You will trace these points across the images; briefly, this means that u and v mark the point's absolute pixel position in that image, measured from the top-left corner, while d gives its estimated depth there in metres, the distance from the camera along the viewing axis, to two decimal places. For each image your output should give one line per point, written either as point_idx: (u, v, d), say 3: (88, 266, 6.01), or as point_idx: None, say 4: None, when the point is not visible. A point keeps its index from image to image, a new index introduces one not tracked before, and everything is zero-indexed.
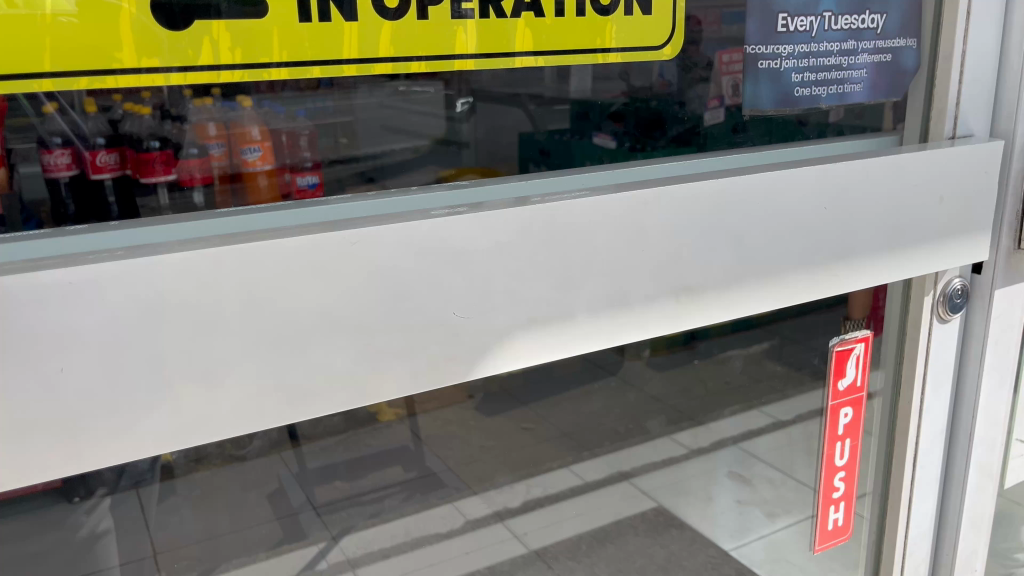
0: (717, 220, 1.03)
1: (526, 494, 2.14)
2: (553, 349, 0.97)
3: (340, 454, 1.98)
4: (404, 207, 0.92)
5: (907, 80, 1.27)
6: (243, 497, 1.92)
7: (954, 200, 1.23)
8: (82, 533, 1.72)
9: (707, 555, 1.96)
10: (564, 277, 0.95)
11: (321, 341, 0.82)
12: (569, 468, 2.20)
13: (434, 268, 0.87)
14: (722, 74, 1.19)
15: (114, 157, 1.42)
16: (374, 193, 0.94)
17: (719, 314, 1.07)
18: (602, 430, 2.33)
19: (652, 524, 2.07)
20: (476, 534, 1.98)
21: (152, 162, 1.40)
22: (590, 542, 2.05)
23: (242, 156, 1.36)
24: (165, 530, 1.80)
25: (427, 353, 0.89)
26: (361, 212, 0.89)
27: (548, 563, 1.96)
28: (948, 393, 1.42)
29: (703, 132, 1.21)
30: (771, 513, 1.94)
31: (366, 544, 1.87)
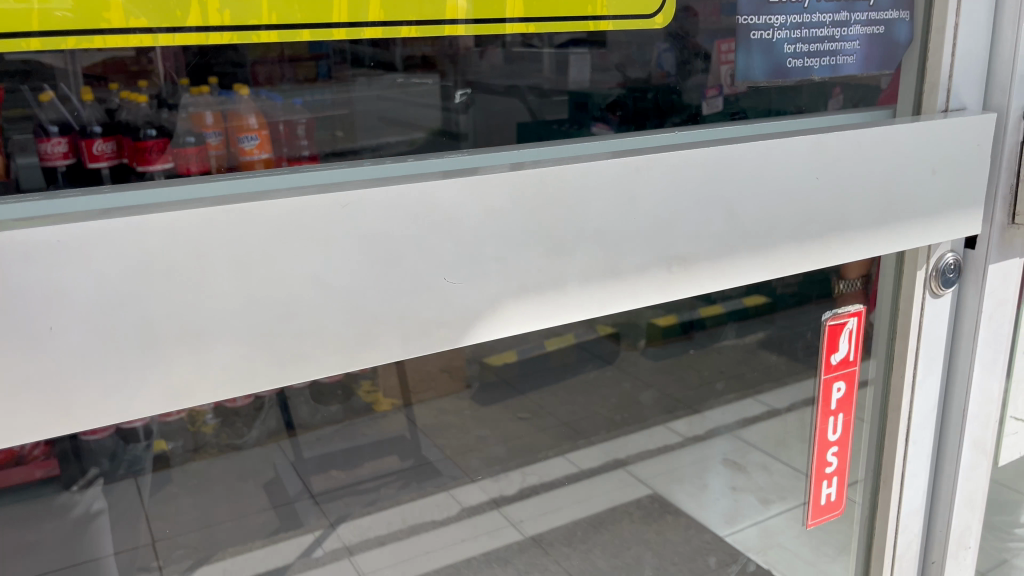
0: (709, 189, 1.03)
1: (523, 479, 2.20)
2: (544, 317, 0.97)
3: (338, 443, 2.06)
4: (396, 173, 0.92)
5: (899, 53, 1.27)
6: (241, 485, 2.06)
7: (947, 174, 1.23)
8: (77, 513, 1.94)
9: (702, 540, 1.97)
10: (556, 245, 0.95)
11: (312, 305, 0.82)
12: (564, 455, 2.27)
13: (425, 233, 0.86)
14: (722, 63, 1.19)
15: (111, 146, 1.40)
16: (367, 160, 0.94)
17: (711, 285, 1.07)
18: (597, 419, 2.38)
19: (647, 510, 2.15)
20: (472, 522, 2.05)
21: (150, 151, 1.36)
22: (586, 528, 2.12)
23: (241, 146, 1.34)
24: (161, 520, 1.94)
25: (418, 319, 0.88)
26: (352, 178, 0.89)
27: (544, 549, 2.04)
28: (940, 370, 1.41)
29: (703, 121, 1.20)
30: (766, 499, 1.91)
31: (363, 532, 1.96)
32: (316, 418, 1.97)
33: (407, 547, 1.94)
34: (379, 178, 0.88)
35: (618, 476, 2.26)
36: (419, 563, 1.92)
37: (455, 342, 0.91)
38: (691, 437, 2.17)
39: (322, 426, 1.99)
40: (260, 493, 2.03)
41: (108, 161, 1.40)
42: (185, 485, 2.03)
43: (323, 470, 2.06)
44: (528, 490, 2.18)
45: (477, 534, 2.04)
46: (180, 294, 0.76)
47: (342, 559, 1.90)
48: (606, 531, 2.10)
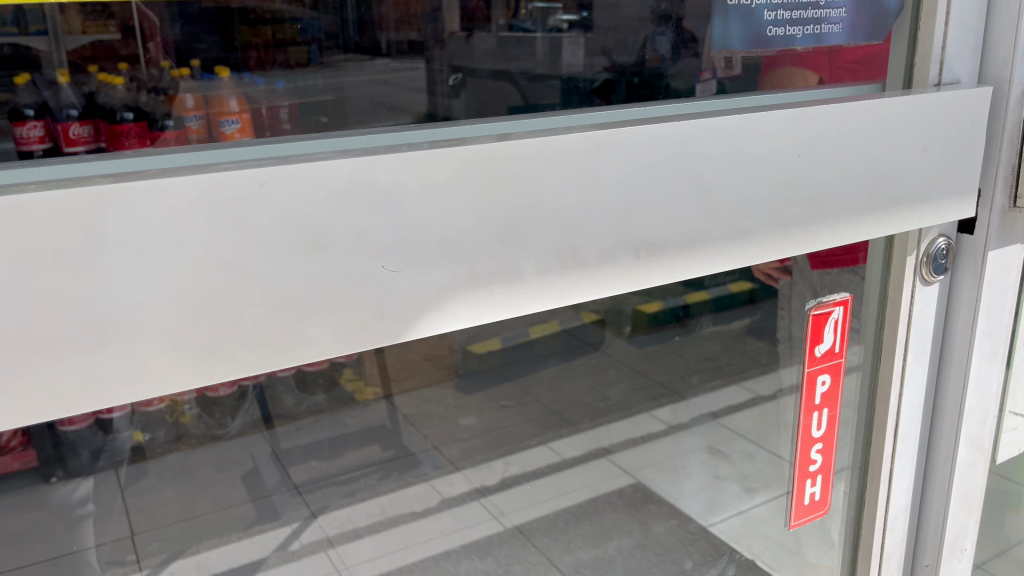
0: (679, 166, 0.94)
1: (504, 471, 2.16)
2: (498, 309, 0.88)
3: (321, 432, 2.23)
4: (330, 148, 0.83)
5: (889, 21, 1.18)
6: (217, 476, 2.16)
7: (941, 151, 1.14)
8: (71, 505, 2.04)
9: (685, 530, 1.88)
10: (508, 228, 0.85)
11: (228, 295, 0.73)
12: (548, 445, 2.25)
13: (358, 215, 0.77)
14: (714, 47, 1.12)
15: (87, 130, 1.97)
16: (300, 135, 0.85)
17: (683, 274, 0.99)
18: (581, 406, 2.37)
19: (630, 500, 2.06)
20: (453, 513, 2.02)
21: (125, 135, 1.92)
22: (568, 518, 2.02)
23: (221, 127, 1.96)
24: (142, 512, 2.06)
25: (351, 311, 0.79)
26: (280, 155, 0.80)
27: (526, 539, 1.94)
28: (932, 361, 1.34)
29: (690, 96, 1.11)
30: (750, 488, 1.85)
31: (342, 522, 1.99)
32: (301, 407, 2.23)
33: (391, 539, 1.95)
34: (309, 155, 0.79)
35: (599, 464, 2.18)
36: (404, 555, 1.91)
37: (395, 337, 0.82)
38: (674, 424, 2.12)
39: (305, 416, 2.23)
40: (238, 484, 2.11)
41: (82, 145, 1.98)
42: (161, 475, 2.15)
43: (306, 460, 2.19)
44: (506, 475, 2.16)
45: (459, 526, 1.99)
46: (72, 282, 0.66)
47: (322, 550, 1.94)
48: (588, 522, 2.00)
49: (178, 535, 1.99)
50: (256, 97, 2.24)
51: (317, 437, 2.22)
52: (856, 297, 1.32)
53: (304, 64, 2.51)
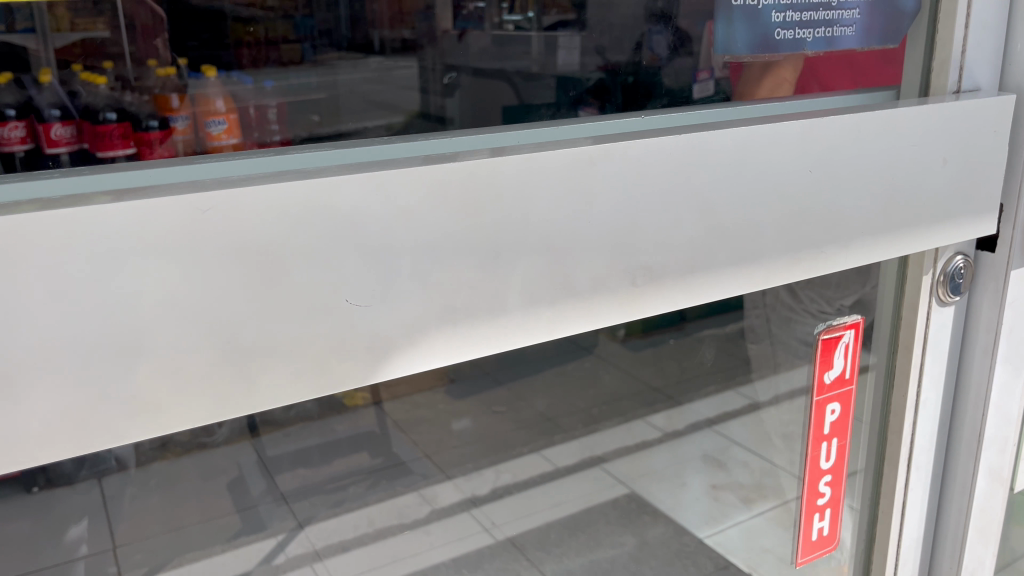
0: (680, 184, 0.85)
1: (495, 484, 1.96)
2: (481, 345, 0.78)
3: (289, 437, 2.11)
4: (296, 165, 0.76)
5: (905, 24, 1.09)
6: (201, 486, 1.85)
7: (962, 164, 1.05)
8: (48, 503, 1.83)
9: (680, 543, 1.68)
10: (491, 254, 0.76)
11: (167, 337, 0.64)
12: (540, 453, 2.06)
13: (318, 244, 0.68)
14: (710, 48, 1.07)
15: (68, 131, 1.73)
16: (265, 150, 0.78)
17: (685, 303, 0.90)
18: (575, 415, 2.20)
19: (624, 510, 1.82)
20: (442, 525, 1.82)
21: (110, 135, 1.67)
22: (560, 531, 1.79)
23: (208, 129, 1.87)
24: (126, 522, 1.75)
25: (312, 350, 0.70)
26: (231, 176, 0.70)
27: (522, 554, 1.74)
28: (948, 385, 1.26)
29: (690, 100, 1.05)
30: (749, 499, 1.64)
31: (327, 535, 1.75)
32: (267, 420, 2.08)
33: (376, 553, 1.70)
34: (264, 175, 0.69)
35: (592, 474, 1.96)
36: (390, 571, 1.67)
37: (363, 379, 0.73)
38: (670, 432, 1.92)
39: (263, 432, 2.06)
40: (224, 495, 1.81)
41: (64, 147, 1.73)
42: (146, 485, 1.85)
43: (292, 467, 1.88)
44: (496, 489, 1.95)
45: (450, 539, 1.79)
46: None
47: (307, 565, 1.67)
48: (584, 536, 1.78)
49: (162, 546, 1.71)
50: (246, 98, 2.13)
51: (306, 443, 1.89)
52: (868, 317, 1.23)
53: (298, 62, 2.52)
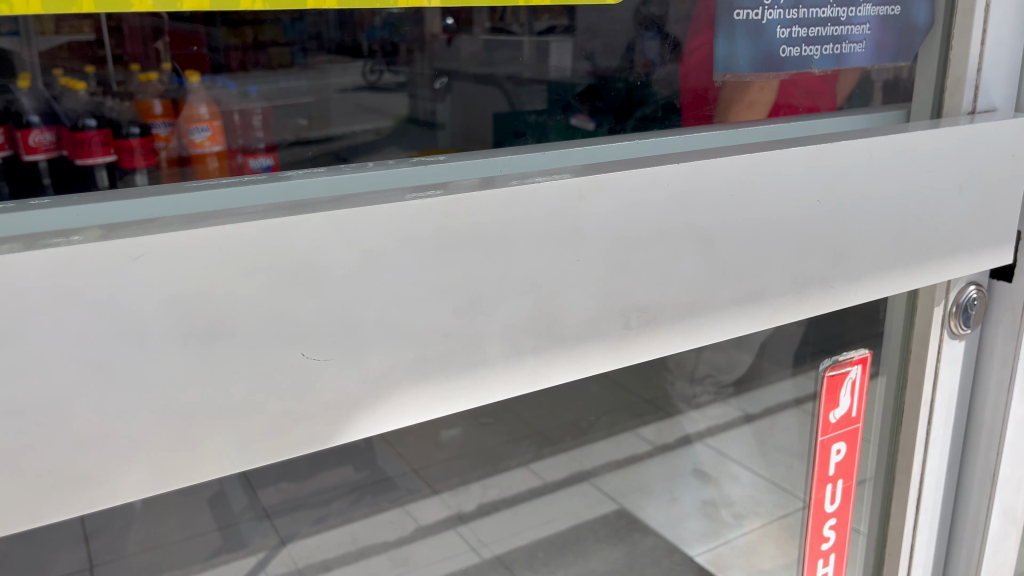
0: (678, 217, 0.77)
1: (481, 494, 1.17)
2: (460, 399, 0.70)
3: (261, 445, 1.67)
4: (256, 196, 0.68)
5: (918, 40, 1.02)
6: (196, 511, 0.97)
7: (979, 191, 0.98)
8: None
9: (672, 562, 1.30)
10: (468, 299, 0.68)
11: (95, 403, 0.55)
12: (528, 467, 1.20)
13: (269, 293, 0.59)
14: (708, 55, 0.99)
15: (50, 136, 1.49)
16: (224, 179, 0.70)
17: (683, 345, 0.82)
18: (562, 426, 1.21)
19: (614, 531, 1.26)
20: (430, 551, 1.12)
21: (88, 143, 1.47)
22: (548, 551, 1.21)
23: (190, 137, 1.55)
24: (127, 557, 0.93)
25: (264, 413, 0.62)
26: (177, 216, 0.62)
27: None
28: (958, 421, 1.19)
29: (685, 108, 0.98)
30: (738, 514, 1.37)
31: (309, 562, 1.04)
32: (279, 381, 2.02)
33: None
34: (213, 215, 0.61)
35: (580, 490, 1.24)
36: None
37: (322, 441, 0.65)
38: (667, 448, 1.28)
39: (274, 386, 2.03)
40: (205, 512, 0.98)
41: (45, 153, 1.50)
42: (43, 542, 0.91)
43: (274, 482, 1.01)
44: (484, 507, 1.17)
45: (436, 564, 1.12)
46: None
47: None
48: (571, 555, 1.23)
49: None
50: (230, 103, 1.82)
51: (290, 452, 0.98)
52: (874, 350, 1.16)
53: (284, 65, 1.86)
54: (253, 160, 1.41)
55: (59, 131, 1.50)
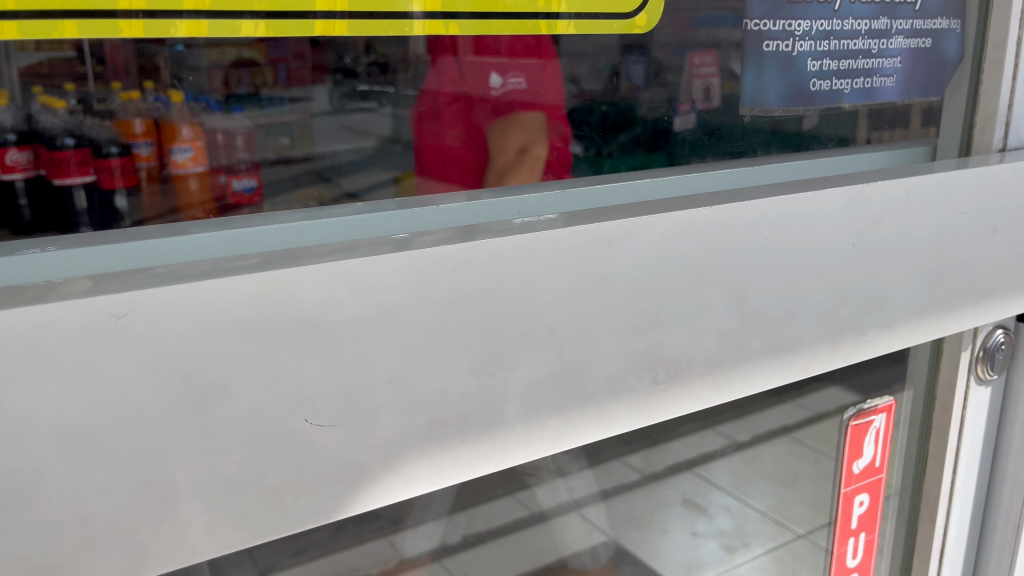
0: (710, 263, 0.72)
1: (466, 523, 0.96)
2: (476, 463, 0.64)
3: None
4: (262, 241, 0.63)
5: (948, 73, 0.99)
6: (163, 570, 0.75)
7: (1014, 233, 0.93)
8: None
9: None
10: (487, 356, 0.62)
11: (67, 481, 0.49)
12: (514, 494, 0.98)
13: (265, 354, 0.53)
14: (694, 76, 0.87)
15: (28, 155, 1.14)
16: (224, 217, 0.66)
17: (712, 399, 0.76)
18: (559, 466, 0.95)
19: None
20: None
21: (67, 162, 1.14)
22: None
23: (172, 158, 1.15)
24: None
25: (260, 485, 0.55)
26: (138, 269, 0.56)
27: None
28: (982, 468, 1.15)
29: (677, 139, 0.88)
30: (730, 547, 1.14)
31: None
32: None
33: None
34: (179, 267, 0.55)
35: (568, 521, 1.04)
36: None
37: (326, 515, 0.58)
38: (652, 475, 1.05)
39: None
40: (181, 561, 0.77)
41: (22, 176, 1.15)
42: None
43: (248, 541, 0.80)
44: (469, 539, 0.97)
45: None
46: None
47: None
48: None
49: None
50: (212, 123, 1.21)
51: None
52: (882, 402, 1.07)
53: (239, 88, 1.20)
54: (239, 183, 1.05)
55: (39, 150, 1.14)
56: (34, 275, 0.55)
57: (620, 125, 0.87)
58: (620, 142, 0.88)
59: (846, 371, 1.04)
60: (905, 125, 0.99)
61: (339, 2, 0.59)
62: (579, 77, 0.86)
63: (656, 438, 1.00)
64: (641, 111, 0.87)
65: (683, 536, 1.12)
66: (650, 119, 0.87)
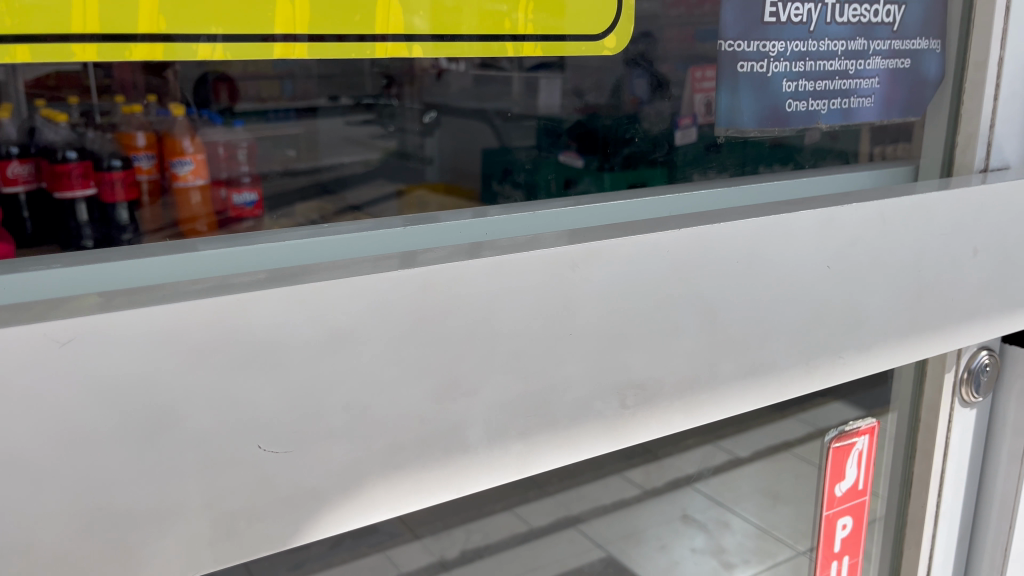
0: (679, 288, 0.71)
1: (465, 539, 0.92)
2: (439, 489, 0.63)
3: None
4: (232, 265, 0.62)
5: (928, 93, 0.98)
6: None
7: (994, 255, 0.92)
8: None
9: None
10: (448, 381, 0.61)
11: (12, 509, 0.48)
12: (512, 509, 0.95)
13: (215, 380, 0.52)
14: (696, 90, 0.90)
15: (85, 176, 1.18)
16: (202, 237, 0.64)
17: (683, 425, 0.76)
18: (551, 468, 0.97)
19: None
20: None
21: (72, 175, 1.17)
22: None
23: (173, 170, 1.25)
24: None
25: (213, 511, 0.54)
26: (156, 286, 0.56)
27: None
28: (969, 488, 1.15)
29: (672, 154, 0.90)
30: (727, 564, 1.08)
31: None
32: None
33: None
34: (132, 291, 0.54)
35: (566, 536, 1.00)
36: None
37: (283, 542, 0.57)
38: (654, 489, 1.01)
39: None
40: None
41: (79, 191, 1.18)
42: None
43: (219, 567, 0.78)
44: (466, 555, 0.91)
45: None
46: None
47: None
48: None
49: None
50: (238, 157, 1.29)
51: None
52: (869, 432, 1.07)
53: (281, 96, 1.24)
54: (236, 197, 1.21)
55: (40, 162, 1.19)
56: (13, 296, 0.55)
57: (621, 140, 0.90)
58: (623, 157, 0.90)
59: (849, 385, 1.08)
60: (907, 140, 1.01)
61: (298, 25, 0.58)
62: (582, 91, 0.92)
63: (657, 453, 1.00)
64: (643, 125, 0.91)
65: (682, 553, 1.05)
66: (651, 132, 0.90)
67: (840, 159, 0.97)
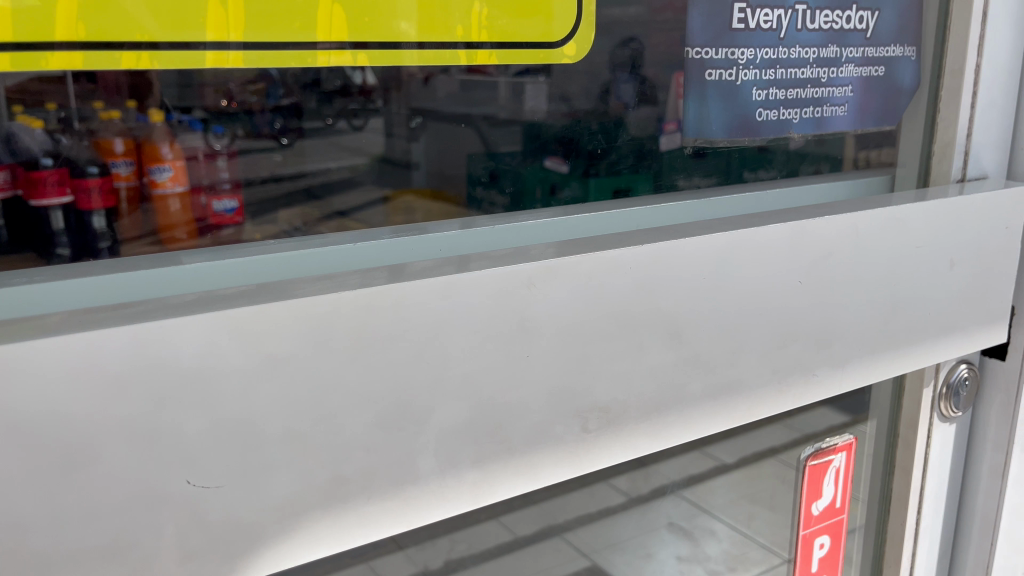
0: (643, 306, 0.68)
1: (449, 548, 0.85)
2: (387, 521, 0.60)
3: None
4: (172, 284, 0.58)
5: (904, 101, 0.96)
6: None
7: (971, 268, 0.90)
8: None
9: None
10: (395, 409, 0.58)
11: None
12: (497, 518, 0.87)
13: (137, 412, 0.49)
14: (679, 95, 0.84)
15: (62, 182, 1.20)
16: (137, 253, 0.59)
17: (650, 448, 0.73)
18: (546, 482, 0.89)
19: None
20: None
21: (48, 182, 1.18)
22: None
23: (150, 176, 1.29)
24: None
25: (137, 552, 0.51)
26: (116, 304, 0.53)
27: None
28: (949, 504, 1.12)
29: (652, 165, 0.87)
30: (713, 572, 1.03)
31: None
32: None
33: None
34: (51, 316, 0.50)
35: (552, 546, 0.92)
36: None
37: None
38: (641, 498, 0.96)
39: None
40: None
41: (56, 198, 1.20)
42: None
43: None
44: (450, 565, 0.86)
45: None
46: None
47: None
48: None
49: None
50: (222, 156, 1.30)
51: None
52: (847, 449, 1.04)
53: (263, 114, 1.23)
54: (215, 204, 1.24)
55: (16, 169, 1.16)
56: None
57: (594, 154, 0.87)
58: (605, 165, 0.86)
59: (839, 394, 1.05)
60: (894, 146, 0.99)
61: (233, 32, 0.55)
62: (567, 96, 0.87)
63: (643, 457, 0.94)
64: (630, 131, 0.88)
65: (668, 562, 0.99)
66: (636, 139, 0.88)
67: (819, 165, 0.95)
